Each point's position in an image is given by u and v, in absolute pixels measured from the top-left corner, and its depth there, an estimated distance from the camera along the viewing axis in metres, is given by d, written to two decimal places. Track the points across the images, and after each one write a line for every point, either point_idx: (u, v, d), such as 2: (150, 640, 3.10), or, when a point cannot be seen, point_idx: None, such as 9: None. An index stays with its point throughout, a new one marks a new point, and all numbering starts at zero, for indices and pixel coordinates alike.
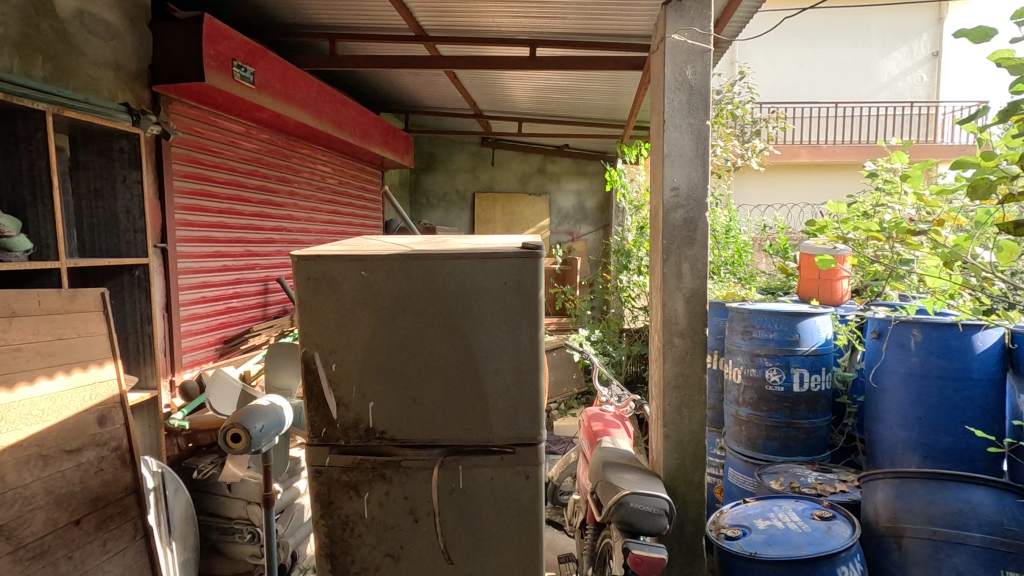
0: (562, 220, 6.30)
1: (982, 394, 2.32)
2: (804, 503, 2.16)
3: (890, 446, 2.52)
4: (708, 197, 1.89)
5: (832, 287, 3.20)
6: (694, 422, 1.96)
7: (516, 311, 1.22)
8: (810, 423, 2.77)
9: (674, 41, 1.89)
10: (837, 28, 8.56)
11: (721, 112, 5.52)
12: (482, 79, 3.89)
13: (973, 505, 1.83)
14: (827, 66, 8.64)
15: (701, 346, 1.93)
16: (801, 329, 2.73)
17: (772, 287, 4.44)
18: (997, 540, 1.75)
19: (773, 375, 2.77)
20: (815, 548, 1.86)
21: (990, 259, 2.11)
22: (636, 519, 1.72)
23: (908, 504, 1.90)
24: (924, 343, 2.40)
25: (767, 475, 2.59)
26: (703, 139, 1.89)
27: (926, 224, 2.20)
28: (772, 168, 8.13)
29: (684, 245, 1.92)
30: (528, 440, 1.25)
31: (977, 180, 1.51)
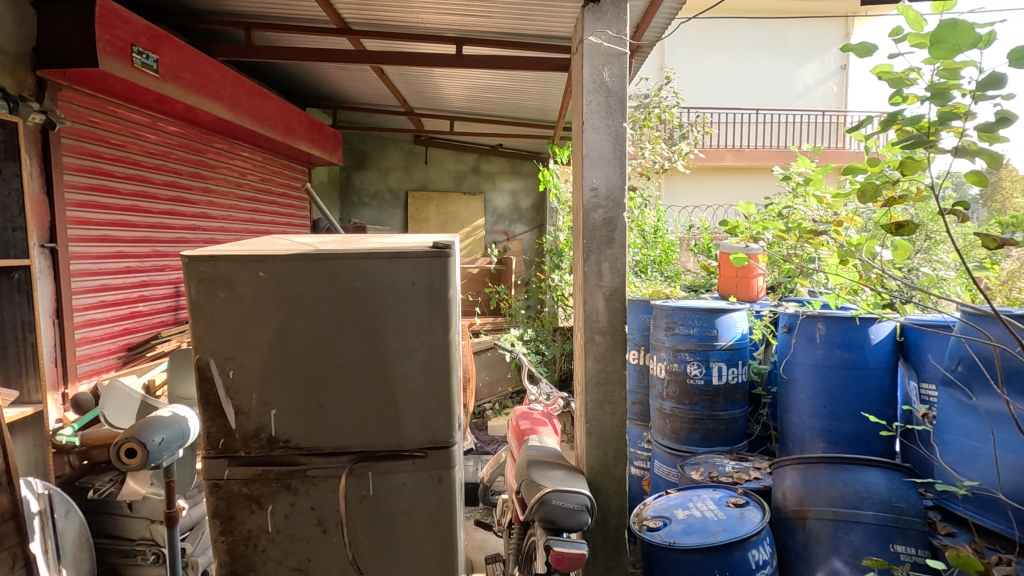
0: (497, 220, 6.31)
1: (878, 382, 2.51)
2: (721, 492, 2.26)
3: (799, 433, 2.68)
4: (626, 197, 1.94)
5: (748, 285, 3.37)
6: (616, 418, 2.00)
7: (427, 312, 1.20)
8: (728, 414, 2.90)
9: (591, 44, 1.92)
10: (758, 39, 9.04)
11: (649, 115, 5.69)
12: (410, 76, 3.82)
13: (866, 485, 1.97)
14: (749, 74, 9.11)
15: (622, 343, 1.97)
16: (719, 325, 2.86)
17: (696, 285, 4.63)
18: (888, 516, 1.89)
19: (694, 369, 2.88)
20: (729, 534, 1.94)
21: (886, 257, 2.28)
22: (558, 516, 1.73)
23: (813, 487, 2.03)
24: (828, 336, 2.57)
25: (688, 466, 2.69)
26: (621, 140, 1.93)
27: (828, 224, 2.35)
28: (700, 170, 8.49)
29: (604, 244, 1.95)
30: (441, 443, 1.23)
31: (865, 184, 1.65)
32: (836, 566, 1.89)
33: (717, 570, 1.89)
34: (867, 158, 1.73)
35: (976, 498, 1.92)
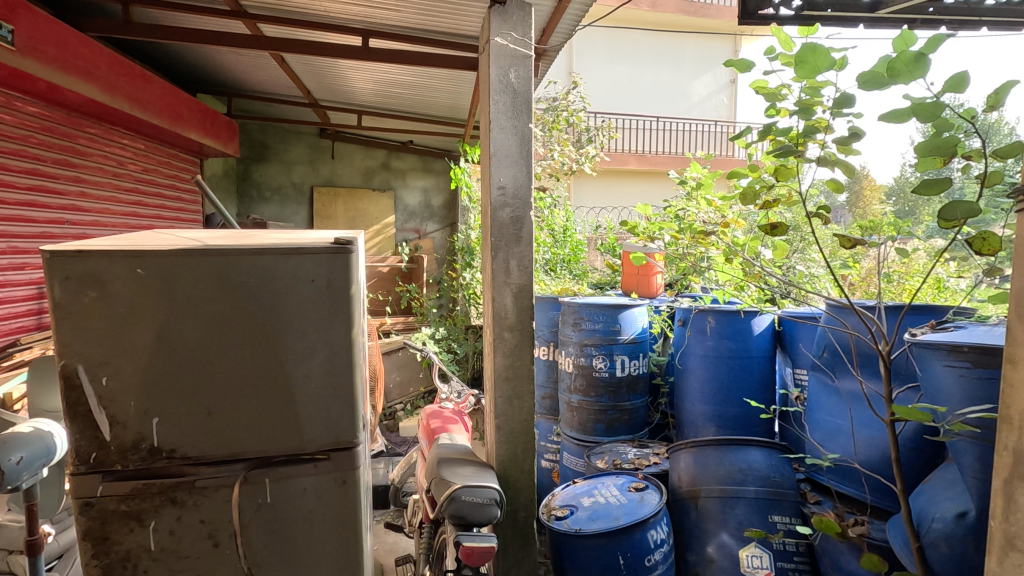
0: (407, 218, 6.21)
1: (759, 369, 2.76)
2: (623, 478, 2.38)
3: (693, 419, 2.88)
4: (532, 196, 1.98)
5: (648, 282, 3.59)
6: (524, 412, 2.04)
7: (328, 310, 1.16)
8: (631, 404, 3.06)
9: (498, 45, 1.95)
10: (658, 50, 9.58)
11: (558, 118, 5.85)
12: (314, 66, 3.67)
13: (749, 463, 2.16)
14: (650, 83, 9.63)
15: (529, 339, 2.02)
16: (622, 320, 3.01)
17: (601, 283, 4.84)
18: (766, 490, 2.08)
19: (599, 362, 3.01)
20: (630, 517, 2.05)
21: (768, 257, 2.51)
22: (468, 512, 1.74)
23: (704, 468, 2.20)
24: (717, 328, 2.79)
25: (594, 455, 2.81)
26: (527, 140, 1.97)
27: (717, 226, 2.56)
28: (606, 173, 8.85)
29: (512, 242, 1.99)
30: (345, 444, 1.19)
31: (746, 189, 1.83)
32: (724, 539, 2.05)
33: (619, 552, 1.99)
34: (748, 164, 1.89)
35: (838, 469, 2.17)
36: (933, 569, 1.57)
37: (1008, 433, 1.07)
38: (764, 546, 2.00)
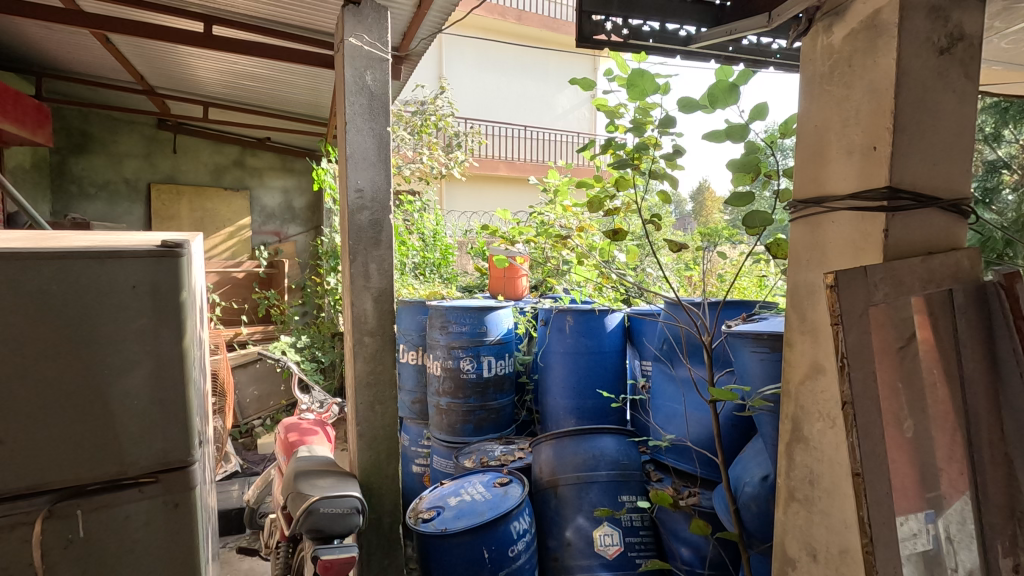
0: (266, 220, 5.77)
1: (612, 363, 3.00)
2: (489, 475, 2.46)
3: (555, 413, 3.05)
4: (391, 199, 1.98)
5: (514, 284, 3.74)
6: (387, 417, 2.03)
7: (153, 318, 1.07)
8: (497, 403, 3.17)
9: (352, 45, 1.91)
10: (526, 61, 9.93)
11: (426, 122, 5.84)
12: (147, 49, 3.30)
13: (601, 450, 2.34)
14: (518, 93, 9.95)
15: (390, 343, 2.01)
16: (487, 321, 3.10)
17: (471, 286, 4.93)
18: (616, 473, 2.28)
19: (466, 364, 3.07)
20: (493, 512, 2.12)
21: (621, 260, 2.74)
22: (326, 524, 1.68)
23: (562, 458, 2.35)
24: (575, 326, 2.98)
25: (462, 455, 2.87)
26: (385, 144, 1.97)
27: (572, 230, 2.74)
28: (477, 178, 8.95)
29: (371, 246, 1.97)
30: (176, 464, 1.10)
31: (594, 197, 2.01)
32: (580, 522, 2.20)
33: (484, 547, 2.04)
34: (595, 175, 2.07)
35: (676, 449, 2.43)
36: (747, 526, 1.82)
37: (788, 403, 1.30)
38: (614, 524, 2.17)
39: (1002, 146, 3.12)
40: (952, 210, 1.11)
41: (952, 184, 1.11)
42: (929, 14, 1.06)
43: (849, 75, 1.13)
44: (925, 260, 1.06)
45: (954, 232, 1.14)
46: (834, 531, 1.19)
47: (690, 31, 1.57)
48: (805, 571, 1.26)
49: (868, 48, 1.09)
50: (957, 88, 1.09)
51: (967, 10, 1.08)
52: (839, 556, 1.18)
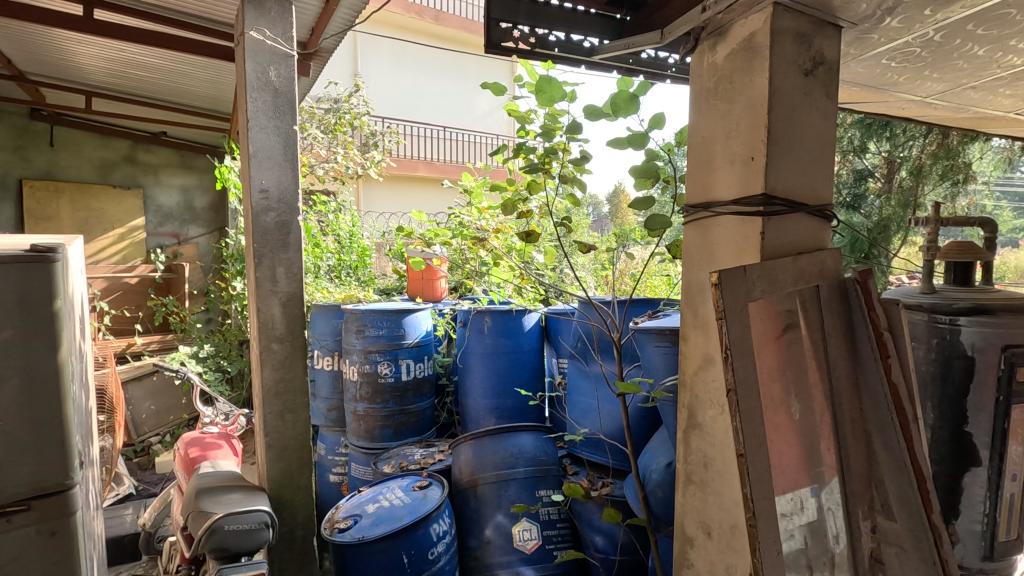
0: (162, 220, 5.34)
1: (529, 361, 3.07)
2: (408, 479, 2.44)
3: (475, 413, 3.06)
4: (300, 200, 1.91)
5: (433, 286, 3.72)
6: (299, 426, 1.95)
7: (23, 330, 0.98)
8: (417, 406, 3.14)
9: (253, 39, 1.83)
10: (445, 62, 9.87)
11: (341, 120, 5.66)
12: (15, 31, 2.96)
13: (519, 447, 2.39)
14: (438, 93, 9.87)
15: (301, 349, 1.94)
16: (405, 324, 3.07)
17: (389, 289, 4.83)
18: (534, 469, 2.33)
19: (384, 368, 3.02)
20: (413, 516, 2.11)
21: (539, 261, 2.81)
22: (233, 541, 1.60)
23: (481, 458, 2.37)
24: (493, 327, 3.01)
25: (381, 461, 2.82)
26: (291, 143, 1.89)
27: (489, 232, 2.78)
28: (396, 178, 8.77)
29: (278, 248, 1.89)
30: (53, 489, 1.01)
31: (508, 200, 2.05)
32: (499, 519, 2.23)
33: (403, 552, 2.02)
34: (508, 179, 2.12)
35: (590, 442, 2.53)
36: (655, 512, 1.93)
37: (685, 393, 1.40)
38: (532, 519, 2.22)
39: (868, 157, 3.49)
40: (817, 215, 1.25)
41: (817, 192, 1.25)
42: (795, 40, 1.18)
43: (731, 91, 1.24)
44: (795, 259, 1.18)
45: (819, 234, 1.28)
46: (724, 508, 1.30)
47: (594, 42, 1.64)
48: (702, 548, 1.37)
49: (746, 68, 1.20)
50: (819, 106, 1.23)
51: (825, 38, 1.22)
52: (729, 531, 1.29)
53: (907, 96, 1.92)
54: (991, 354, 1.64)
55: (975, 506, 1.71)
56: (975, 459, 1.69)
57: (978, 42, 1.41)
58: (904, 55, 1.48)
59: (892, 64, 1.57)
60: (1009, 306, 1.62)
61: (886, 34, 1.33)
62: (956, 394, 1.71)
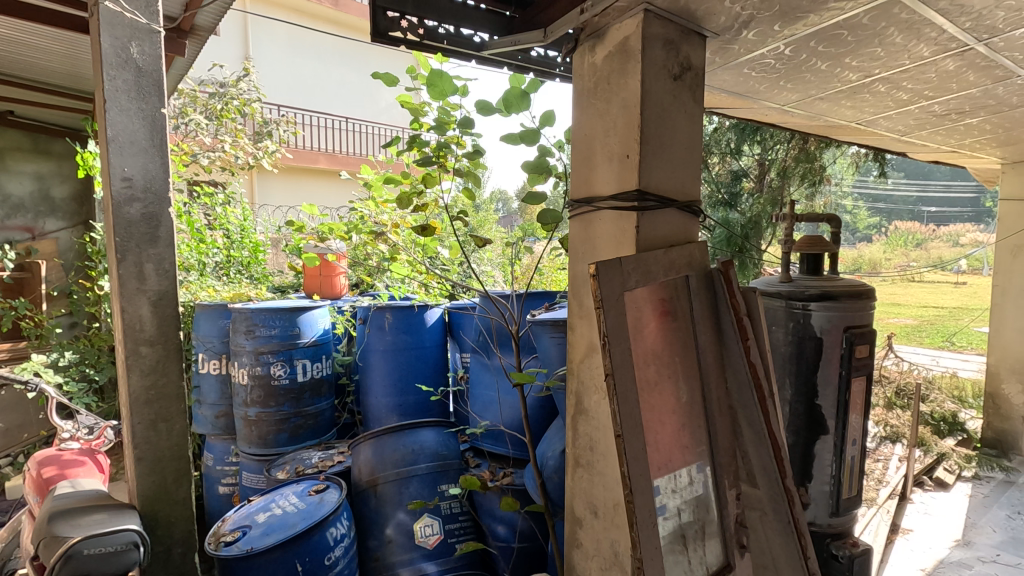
0: (10, 212, 4.53)
1: (432, 357, 3.05)
2: (303, 484, 2.34)
3: (376, 412, 2.98)
4: (170, 191, 1.76)
5: (332, 282, 3.59)
6: (175, 436, 1.80)
7: None
8: (315, 408, 3.02)
9: (109, 10, 1.65)
10: (346, 50, 9.48)
11: (227, 107, 5.26)
12: None
13: (420, 443, 2.38)
14: (338, 83, 9.47)
15: (176, 352, 1.79)
16: (300, 322, 2.93)
17: (284, 287, 4.56)
18: (435, 464, 2.33)
19: (278, 370, 2.86)
20: (307, 521, 2.02)
21: (444, 256, 2.79)
22: (93, 567, 1.45)
23: (382, 456, 2.33)
24: (394, 323, 2.96)
25: (275, 468, 2.68)
26: (159, 128, 1.73)
27: (388, 227, 2.72)
28: (292, 169, 8.30)
29: (145, 243, 1.72)
30: None
31: (404, 193, 2.02)
32: (400, 517, 2.20)
33: (297, 560, 1.93)
34: (403, 171, 2.10)
35: (491, 434, 2.56)
36: (552, 497, 2.00)
37: (572, 380, 1.47)
38: (434, 515, 2.21)
39: (742, 159, 3.85)
40: (686, 210, 1.35)
41: (686, 189, 1.35)
42: (665, 46, 1.26)
43: (607, 92, 1.31)
44: (667, 252, 1.27)
45: (689, 229, 1.39)
46: (608, 488, 1.38)
47: (484, 38, 1.65)
48: (590, 527, 1.44)
49: (621, 70, 1.26)
50: (687, 109, 1.32)
51: (691, 46, 1.32)
52: (612, 509, 1.37)
53: (768, 103, 2.12)
54: (835, 335, 1.87)
55: (824, 469, 1.93)
56: (824, 427, 1.92)
57: (821, 58, 1.58)
58: (761, 66, 1.63)
59: (753, 74, 1.73)
60: (849, 293, 1.86)
61: (745, 46, 1.47)
62: (809, 371, 1.92)
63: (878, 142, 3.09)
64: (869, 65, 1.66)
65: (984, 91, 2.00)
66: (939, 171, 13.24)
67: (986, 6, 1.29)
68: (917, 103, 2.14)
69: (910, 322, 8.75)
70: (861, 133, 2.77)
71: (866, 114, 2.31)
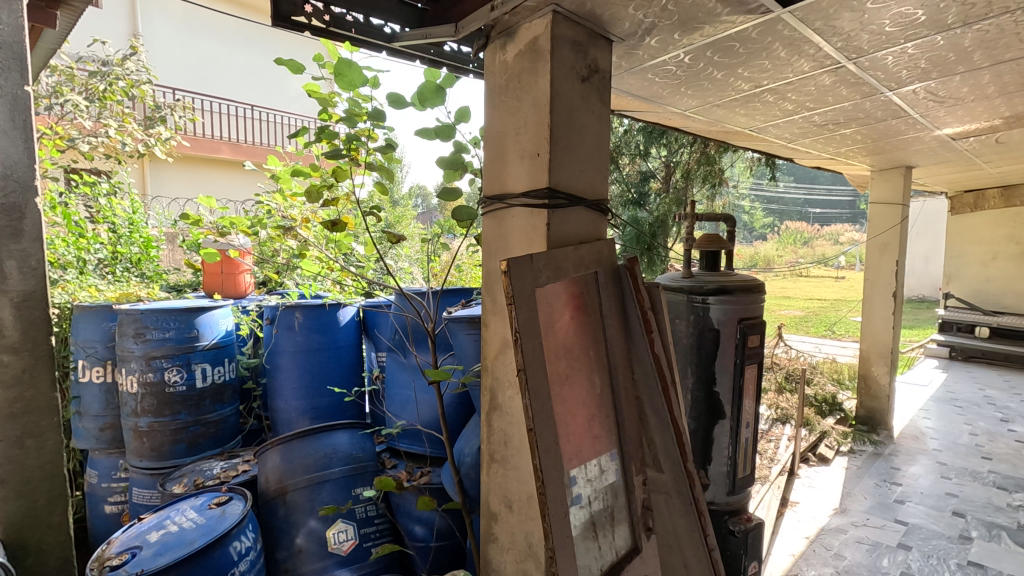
0: None
1: (346, 357, 2.95)
2: (203, 497, 2.18)
3: (286, 416, 2.84)
4: (38, 179, 1.57)
5: (235, 281, 3.36)
6: (47, 454, 1.61)
7: None
8: (216, 415, 2.82)
9: None
10: (251, 33, 8.92)
11: (112, 88, 4.73)
12: None
13: (332, 447, 2.29)
14: (243, 68, 8.91)
15: (46, 360, 1.61)
16: (198, 324, 2.72)
17: (180, 286, 4.23)
18: (349, 467, 2.26)
19: (173, 375, 2.65)
20: (207, 537, 1.88)
21: (359, 252, 2.70)
22: None
23: (291, 463, 2.22)
24: (304, 323, 2.83)
25: (170, 482, 2.47)
26: (22, 107, 1.54)
27: (297, 222, 2.59)
28: (191, 159, 7.70)
29: (7, 237, 1.53)
30: None
31: (312, 186, 1.93)
32: (312, 525, 2.11)
33: None
34: (311, 164, 2.01)
35: (408, 434, 2.52)
36: (469, 493, 2.00)
37: (487, 376, 1.48)
38: (348, 520, 2.14)
39: (650, 160, 4.04)
40: (594, 209, 1.40)
41: (594, 188, 1.41)
42: (573, 48, 1.29)
43: (518, 91, 1.32)
44: (576, 249, 1.31)
45: (596, 227, 1.44)
46: (522, 481, 1.40)
47: (395, 29, 1.61)
48: (505, 521, 1.45)
49: (531, 69, 1.28)
50: (595, 110, 1.37)
51: (598, 50, 1.37)
52: (526, 501, 1.39)
53: (671, 108, 2.23)
54: (731, 327, 2.01)
55: (722, 451, 2.08)
56: (722, 413, 2.06)
57: (716, 67, 1.69)
58: (663, 72, 1.72)
59: (657, 80, 1.81)
60: (742, 288, 2.02)
61: (648, 52, 1.53)
62: (708, 360, 2.05)
63: (769, 149, 3.36)
64: (758, 76, 1.80)
65: (855, 105, 2.22)
66: (822, 175, 14.64)
67: (854, 28, 1.44)
68: (800, 114, 2.34)
69: (799, 314, 9.63)
70: (754, 139, 3.00)
71: (757, 122, 2.50)
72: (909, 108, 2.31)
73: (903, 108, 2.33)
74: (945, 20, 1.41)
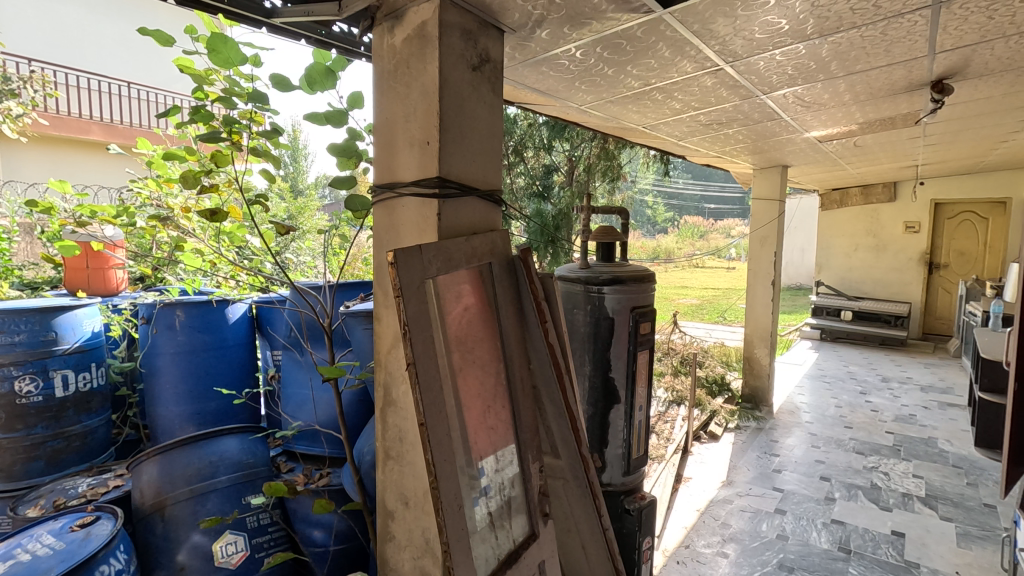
0: None
1: (235, 356, 2.74)
2: (64, 519, 1.94)
3: (167, 424, 2.60)
4: None
5: (104, 277, 3.01)
6: None
7: None
8: (82, 427, 2.52)
9: None
10: (124, 2, 8.08)
11: None
12: None
13: (219, 454, 2.13)
14: (115, 40, 8.05)
15: None
16: (57, 325, 2.41)
17: (34, 283, 3.74)
18: (238, 474, 2.11)
19: (26, 385, 2.32)
20: (68, 562, 1.67)
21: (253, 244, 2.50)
22: None
23: (170, 474, 2.03)
24: (186, 322, 2.59)
25: (23, 505, 2.18)
26: None
27: (176, 212, 2.35)
28: (53, 139, 6.85)
29: None
30: None
31: (187, 171, 1.74)
32: (196, 539, 1.93)
33: None
34: (186, 147, 1.83)
35: (305, 435, 2.41)
36: (369, 492, 1.95)
37: (381, 372, 1.43)
38: (238, 530, 2.00)
39: (554, 153, 4.13)
40: (487, 199, 1.39)
41: (486, 178, 1.40)
42: (462, 36, 1.27)
43: (408, 76, 1.28)
44: (469, 240, 1.30)
45: (489, 218, 1.43)
46: (416, 477, 1.37)
47: (276, 4, 1.48)
48: (401, 518, 1.42)
49: (420, 54, 1.24)
50: (486, 100, 1.36)
51: (489, 39, 1.36)
52: (422, 497, 1.37)
53: (569, 103, 2.28)
54: (624, 315, 2.09)
55: (617, 434, 2.16)
56: (617, 398, 2.15)
57: (607, 63, 1.74)
58: (557, 66, 1.74)
59: (552, 73, 1.84)
60: (635, 277, 2.11)
61: (540, 45, 1.55)
62: (604, 348, 2.13)
63: (662, 146, 3.54)
64: (647, 74, 1.88)
65: (735, 106, 2.39)
66: (714, 173, 15.77)
67: (728, 33, 1.53)
68: (687, 113, 2.48)
69: (694, 302, 10.31)
70: (648, 135, 3.15)
71: (650, 119, 2.62)
72: (781, 111, 2.52)
73: (776, 111, 2.53)
74: (806, 30, 1.54)
